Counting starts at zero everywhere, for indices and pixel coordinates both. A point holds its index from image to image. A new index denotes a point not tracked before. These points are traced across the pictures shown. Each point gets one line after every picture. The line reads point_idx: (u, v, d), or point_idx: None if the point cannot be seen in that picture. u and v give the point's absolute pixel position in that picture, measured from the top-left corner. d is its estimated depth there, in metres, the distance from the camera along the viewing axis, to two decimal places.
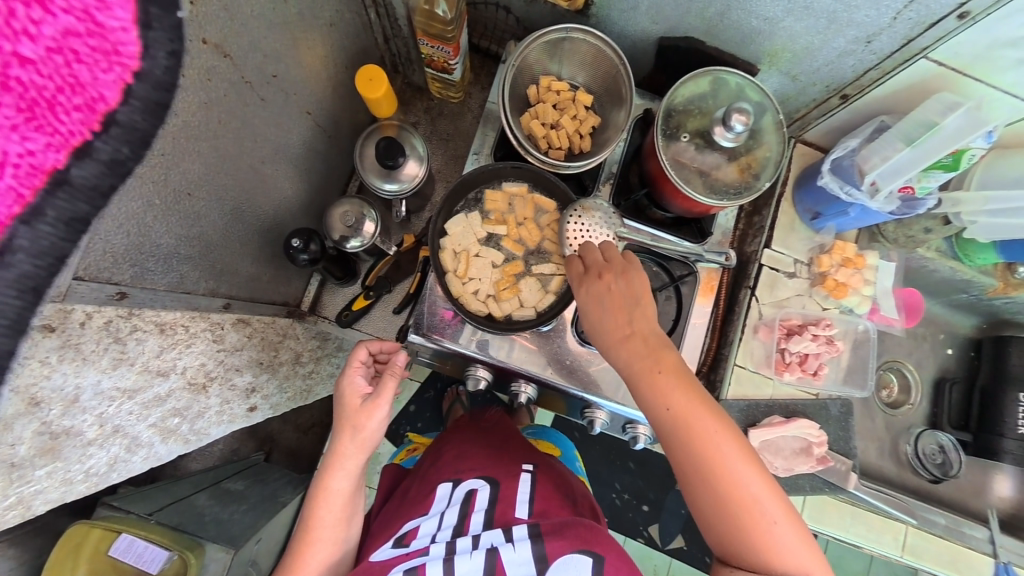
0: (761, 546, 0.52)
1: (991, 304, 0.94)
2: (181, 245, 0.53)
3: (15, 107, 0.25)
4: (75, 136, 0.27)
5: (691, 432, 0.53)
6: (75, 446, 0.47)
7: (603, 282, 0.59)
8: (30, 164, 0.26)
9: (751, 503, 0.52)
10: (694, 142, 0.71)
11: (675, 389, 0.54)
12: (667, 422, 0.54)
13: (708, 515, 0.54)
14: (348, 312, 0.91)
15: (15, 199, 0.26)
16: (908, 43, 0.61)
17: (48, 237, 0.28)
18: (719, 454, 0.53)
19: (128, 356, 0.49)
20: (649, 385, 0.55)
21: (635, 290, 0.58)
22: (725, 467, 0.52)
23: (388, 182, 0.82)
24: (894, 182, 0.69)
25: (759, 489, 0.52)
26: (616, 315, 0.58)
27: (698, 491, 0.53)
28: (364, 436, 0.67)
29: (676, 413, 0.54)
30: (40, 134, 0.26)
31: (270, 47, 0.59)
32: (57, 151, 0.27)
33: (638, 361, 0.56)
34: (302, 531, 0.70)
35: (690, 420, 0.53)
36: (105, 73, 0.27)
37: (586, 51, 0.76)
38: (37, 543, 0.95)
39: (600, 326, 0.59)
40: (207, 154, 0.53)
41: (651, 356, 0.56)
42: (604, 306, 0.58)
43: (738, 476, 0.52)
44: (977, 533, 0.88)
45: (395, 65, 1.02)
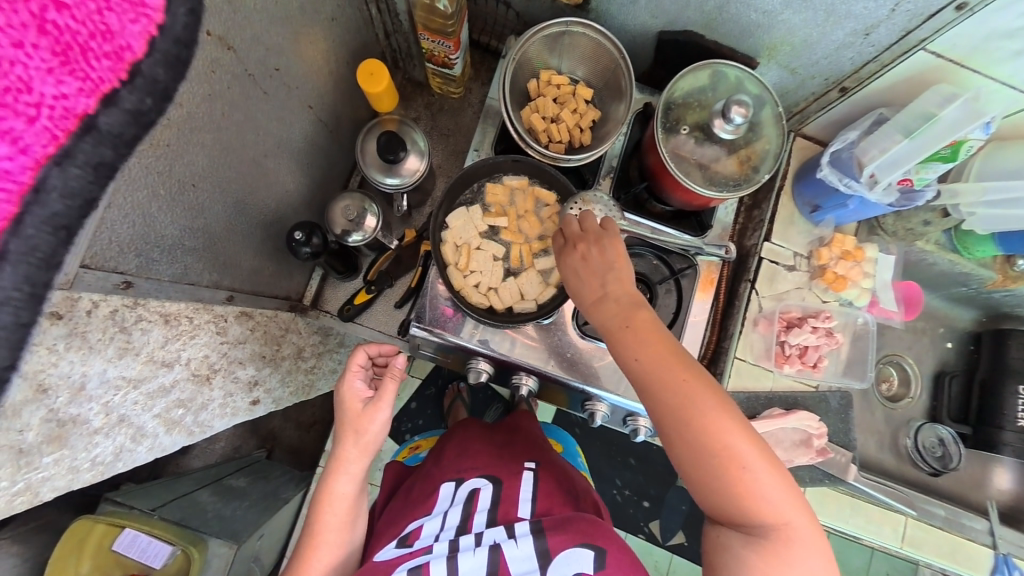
0: (743, 500, 0.51)
1: (990, 297, 0.94)
2: (185, 237, 0.54)
3: (50, 50, 0.30)
4: (104, 82, 0.33)
5: (667, 391, 0.53)
6: (81, 434, 0.48)
7: (579, 249, 0.60)
8: (62, 107, 0.31)
9: (732, 458, 0.51)
10: (693, 135, 0.72)
11: (648, 348, 0.54)
12: (641, 382, 0.55)
13: (690, 473, 0.53)
14: (349, 306, 0.92)
15: (50, 138, 0.31)
16: (906, 35, 0.62)
17: (71, 177, 0.34)
18: (698, 413, 0.52)
19: (133, 346, 0.50)
20: (622, 346, 0.55)
21: (609, 255, 0.58)
22: (704, 423, 0.52)
23: (390, 177, 0.82)
24: (892, 174, 0.69)
25: (741, 444, 0.51)
26: (590, 279, 0.58)
27: (678, 450, 0.53)
28: (366, 439, 0.68)
29: (650, 373, 0.54)
30: (73, 79, 0.31)
31: (272, 40, 0.60)
32: (87, 96, 0.32)
33: (612, 324, 0.56)
34: (307, 535, 0.70)
35: (665, 379, 0.53)
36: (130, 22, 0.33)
37: (586, 45, 0.76)
38: (41, 540, 0.95)
39: (576, 294, 0.60)
40: (210, 145, 0.54)
41: (624, 317, 0.56)
42: (579, 271, 0.59)
43: (717, 432, 0.51)
44: (977, 525, 0.88)
45: (395, 60, 1.02)
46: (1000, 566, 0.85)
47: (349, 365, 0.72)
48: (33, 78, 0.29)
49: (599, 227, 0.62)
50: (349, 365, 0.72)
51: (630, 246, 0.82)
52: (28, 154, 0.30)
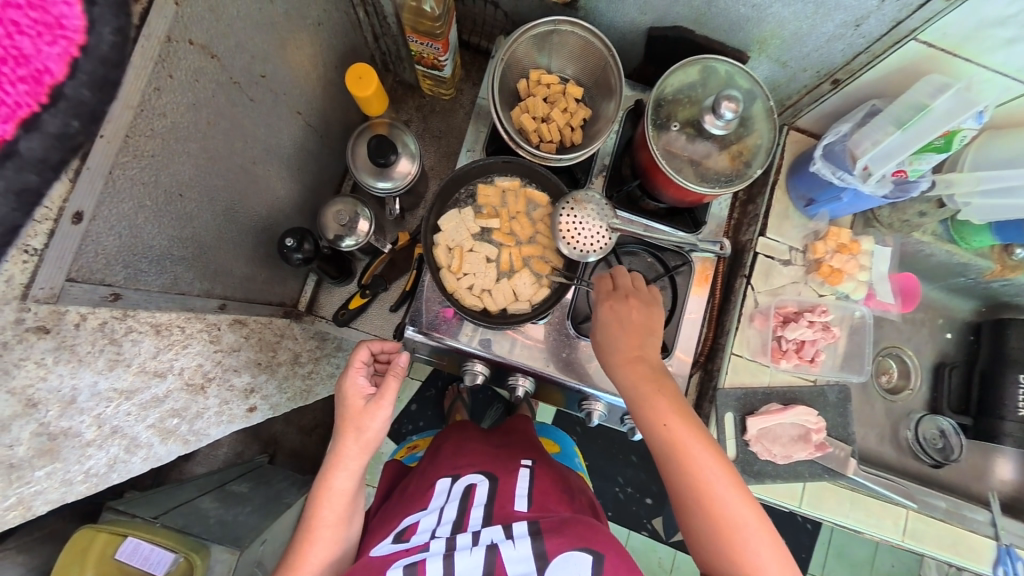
0: (740, 566, 0.57)
1: (989, 286, 0.94)
2: (174, 247, 0.54)
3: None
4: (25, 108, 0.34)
5: (687, 457, 0.59)
6: (73, 447, 0.48)
7: (629, 305, 0.66)
8: None
9: (737, 526, 0.57)
10: (684, 132, 0.71)
11: (675, 414, 0.60)
12: (658, 443, 0.60)
13: (697, 538, 0.59)
14: (344, 311, 0.92)
15: None
16: (897, 25, 0.61)
17: None
18: (706, 478, 0.58)
19: (124, 357, 0.50)
20: (644, 409, 0.61)
21: (653, 323, 0.65)
22: (716, 493, 0.58)
23: (381, 181, 0.82)
24: (886, 166, 0.68)
25: (745, 515, 0.57)
26: (632, 338, 0.64)
27: (691, 512, 0.59)
28: (367, 437, 0.68)
29: (673, 438, 0.59)
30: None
31: (257, 47, 0.59)
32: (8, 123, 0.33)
33: (642, 384, 0.62)
34: (304, 530, 0.70)
35: (687, 446, 0.59)
36: (50, 47, 0.34)
37: (575, 43, 0.75)
38: (45, 550, 0.96)
39: (611, 347, 0.64)
40: (197, 154, 0.53)
41: (655, 381, 0.62)
42: (621, 328, 0.64)
43: (724, 500, 0.58)
44: (979, 516, 0.87)
45: (385, 63, 1.02)
46: (1002, 558, 0.84)
47: (352, 362, 0.72)
48: None
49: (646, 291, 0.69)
50: (352, 361, 0.72)
51: (624, 244, 0.81)
52: None
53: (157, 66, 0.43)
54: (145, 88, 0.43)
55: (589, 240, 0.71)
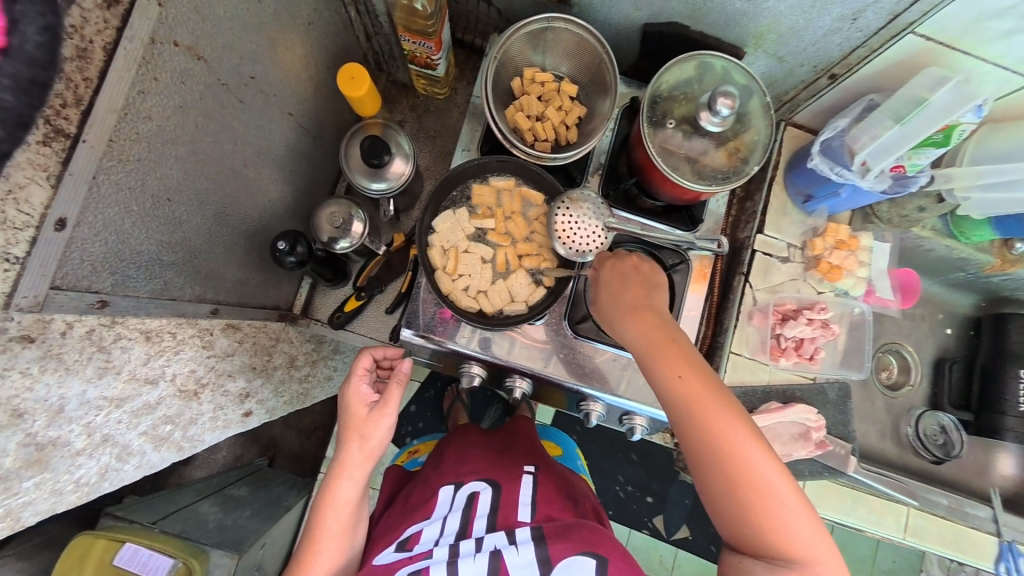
0: (770, 531, 0.53)
1: (989, 281, 0.93)
2: (162, 252, 0.53)
3: None
4: None
5: (705, 411, 0.54)
6: (62, 457, 0.47)
7: (630, 262, 0.67)
8: None
9: (762, 482, 0.53)
10: (680, 128, 0.70)
11: (688, 366, 0.56)
12: (674, 402, 0.56)
13: (719, 500, 0.55)
14: (339, 314, 0.90)
15: None
16: (894, 18, 0.60)
17: None
18: (730, 439, 0.54)
19: (113, 364, 0.49)
20: (656, 365, 0.57)
21: (657, 279, 0.66)
22: (739, 449, 0.54)
23: (375, 182, 0.81)
24: (884, 161, 0.68)
25: (774, 477, 0.54)
26: (634, 291, 0.63)
27: (712, 471, 0.55)
28: (371, 445, 0.67)
29: (689, 392, 0.55)
30: None
31: (245, 48, 0.58)
32: None
33: (651, 334, 0.58)
34: (308, 539, 0.70)
35: (704, 398, 0.55)
36: None
37: (568, 40, 0.74)
38: (44, 557, 0.95)
39: (615, 304, 0.63)
40: (184, 157, 0.52)
41: (664, 332, 0.58)
42: (624, 281, 0.64)
43: (751, 461, 0.54)
44: (981, 512, 0.87)
45: (378, 63, 1.01)
46: (1005, 554, 0.84)
47: (355, 369, 0.71)
48: None
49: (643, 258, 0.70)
50: (354, 369, 0.71)
51: (621, 243, 0.81)
52: None
53: (140, 69, 0.43)
54: (128, 91, 0.42)
55: (585, 240, 0.70)
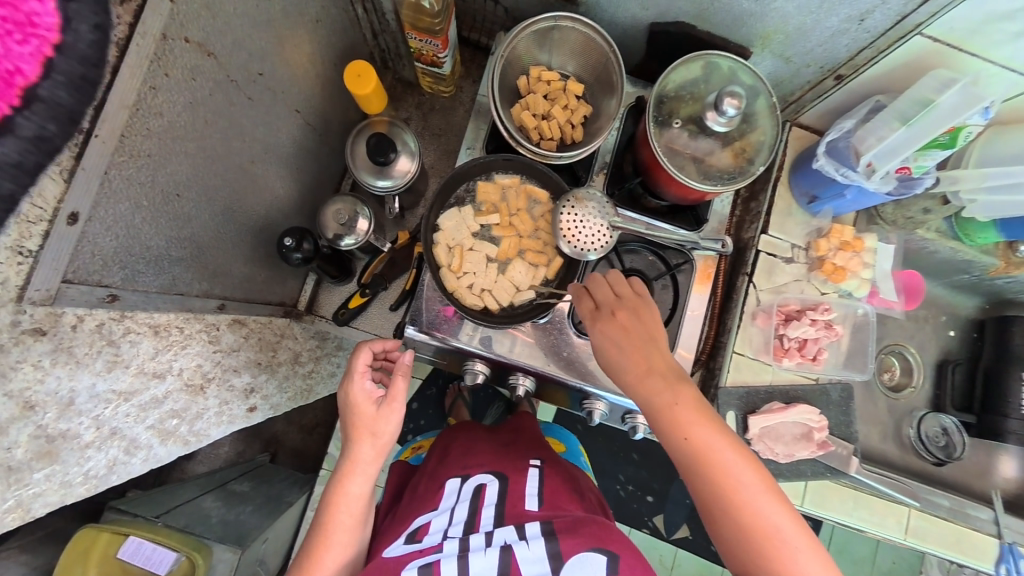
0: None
1: (993, 283, 0.93)
2: (171, 247, 0.54)
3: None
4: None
5: (713, 467, 0.57)
6: (72, 449, 0.47)
7: (616, 323, 0.64)
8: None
9: (770, 530, 0.56)
10: (686, 128, 0.70)
11: (695, 422, 0.59)
12: (685, 456, 0.59)
13: (733, 549, 0.58)
14: (344, 310, 0.91)
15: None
16: (902, 20, 0.60)
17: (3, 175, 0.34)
18: (739, 490, 0.57)
19: (122, 359, 0.49)
20: (668, 424, 0.59)
21: (650, 330, 0.64)
22: (749, 501, 0.56)
23: (380, 179, 0.81)
24: (890, 162, 0.68)
25: (786, 525, 0.56)
26: (633, 354, 0.62)
27: (723, 522, 0.57)
28: (382, 441, 0.68)
29: (699, 448, 0.58)
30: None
31: (254, 45, 0.59)
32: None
33: (657, 397, 0.60)
34: (318, 534, 0.69)
35: (712, 452, 0.58)
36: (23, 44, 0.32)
37: (575, 39, 0.75)
38: (48, 549, 0.96)
39: (618, 365, 0.63)
40: (193, 153, 0.53)
41: (671, 391, 0.60)
42: (623, 343, 0.63)
43: (761, 510, 0.56)
44: (982, 514, 0.87)
45: (384, 60, 1.01)
46: (1006, 555, 0.84)
47: (356, 366, 0.70)
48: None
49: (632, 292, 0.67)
50: (355, 367, 0.70)
51: (625, 242, 0.81)
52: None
53: (152, 65, 0.43)
54: (140, 88, 0.42)
55: (589, 238, 0.70)
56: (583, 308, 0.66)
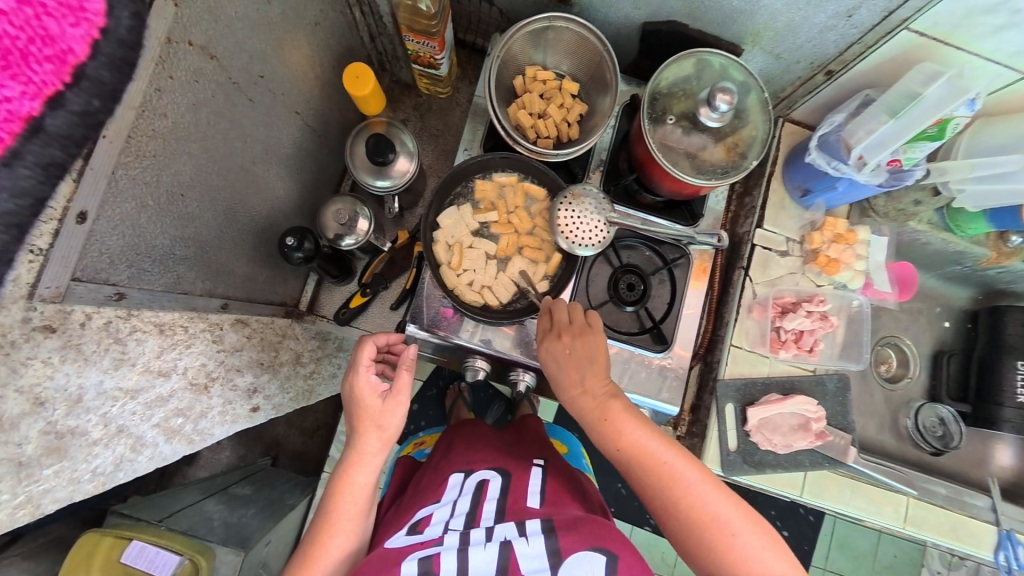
0: (737, 565, 0.57)
1: (985, 274, 0.95)
2: (176, 246, 0.55)
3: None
4: (47, 86, 0.29)
5: (647, 467, 0.60)
6: (80, 446, 0.48)
7: (562, 343, 0.66)
8: (7, 113, 0.28)
9: (709, 517, 0.58)
10: (680, 125, 0.72)
11: (626, 430, 0.62)
12: (621, 460, 0.62)
13: (683, 543, 0.60)
14: (345, 310, 0.92)
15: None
16: (888, 15, 0.62)
17: (28, 179, 0.30)
18: (677, 487, 0.59)
19: (129, 356, 0.50)
20: (601, 433, 0.63)
21: (592, 352, 0.65)
22: (689, 496, 0.59)
23: (380, 179, 0.82)
24: (880, 155, 0.69)
25: (729, 511, 0.58)
26: (572, 371, 0.65)
27: (667, 516, 0.60)
28: (388, 433, 0.70)
29: (626, 454, 0.61)
30: (15, 83, 0.28)
31: (255, 48, 0.60)
32: (31, 100, 0.28)
33: (590, 410, 0.64)
34: (322, 523, 0.70)
35: (644, 457, 0.60)
36: (73, 26, 0.29)
37: (569, 39, 0.76)
38: (50, 556, 0.96)
39: (559, 382, 0.67)
40: (197, 154, 0.54)
41: (602, 404, 0.63)
42: (565, 364, 0.66)
43: (703, 504, 0.58)
44: (979, 501, 0.88)
45: (382, 63, 1.03)
46: (1003, 543, 0.85)
47: (361, 360, 0.71)
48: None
49: (585, 320, 0.68)
50: (360, 361, 0.70)
51: (622, 238, 0.82)
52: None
53: (157, 67, 0.44)
54: (146, 89, 0.43)
55: (587, 234, 0.71)
56: (538, 328, 0.69)
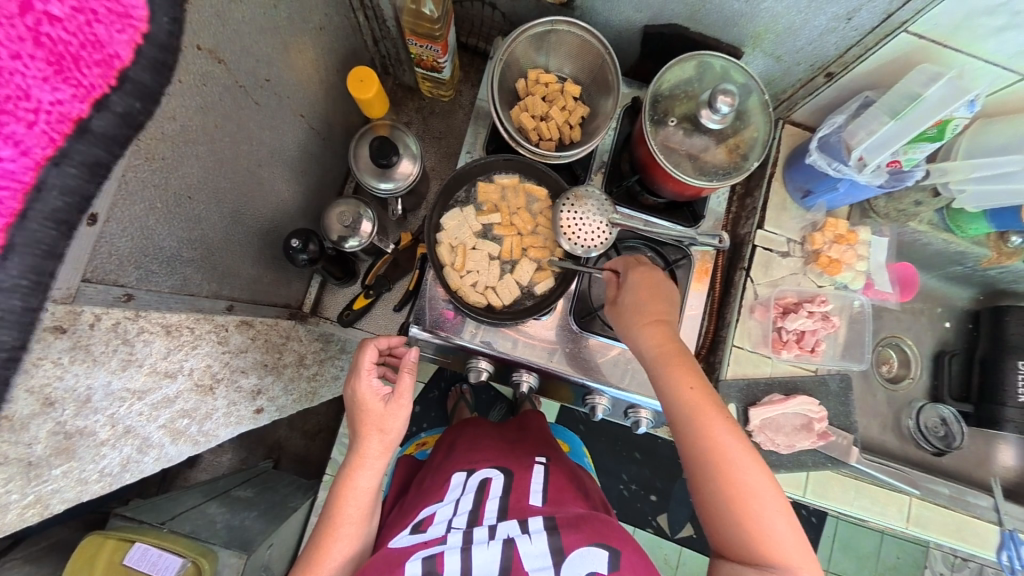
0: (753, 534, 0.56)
1: (986, 274, 0.95)
2: (183, 248, 0.55)
3: (45, 60, 0.29)
4: (95, 89, 0.33)
5: (701, 416, 0.58)
6: (88, 446, 0.48)
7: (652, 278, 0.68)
8: (59, 113, 0.31)
9: (750, 490, 0.56)
10: (681, 126, 0.72)
11: (688, 374, 0.60)
12: (675, 402, 0.59)
13: (711, 507, 0.58)
14: (348, 311, 0.92)
15: (48, 142, 0.31)
16: (888, 17, 0.62)
17: (72, 178, 0.34)
18: (722, 443, 0.57)
19: (136, 358, 0.50)
20: (662, 369, 0.61)
21: (671, 298, 0.67)
22: (734, 456, 0.57)
23: (383, 182, 0.83)
24: (880, 156, 0.69)
25: (761, 484, 0.56)
26: (654, 304, 0.66)
27: (703, 472, 0.58)
28: (390, 437, 0.70)
29: (695, 403, 0.59)
30: (66, 86, 0.31)
31: (262, 52, 0.60)
32: (81, 102, 0.32)
33: (658, 344, 0.63)
34: (326, 526, 0.70)
35: (705, 405, 0.59)
36: (119, 33, 0.33)
37: (572, 42, 0.77)
38: (52, 559, 0.96)
39: (630, 309, 0.66)
40: (204, 157, 0.54)
41: (670, 341, 0.62)
42: (646, 291, 0.67)
43: (742, 468, 0.57)
44: (983, 501, 0.88)
45: (385, 66, 1.04)
46: (1007, 542, 0.84)
47: (363, 363, 0.71)
48: (31, 88, 0.29)
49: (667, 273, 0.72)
50: (361, 364, 0.71)
51: (624, 239, 0.83)
52: (29, 155, 0.30)
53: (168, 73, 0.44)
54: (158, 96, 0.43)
55: (590, 236, 0.71)
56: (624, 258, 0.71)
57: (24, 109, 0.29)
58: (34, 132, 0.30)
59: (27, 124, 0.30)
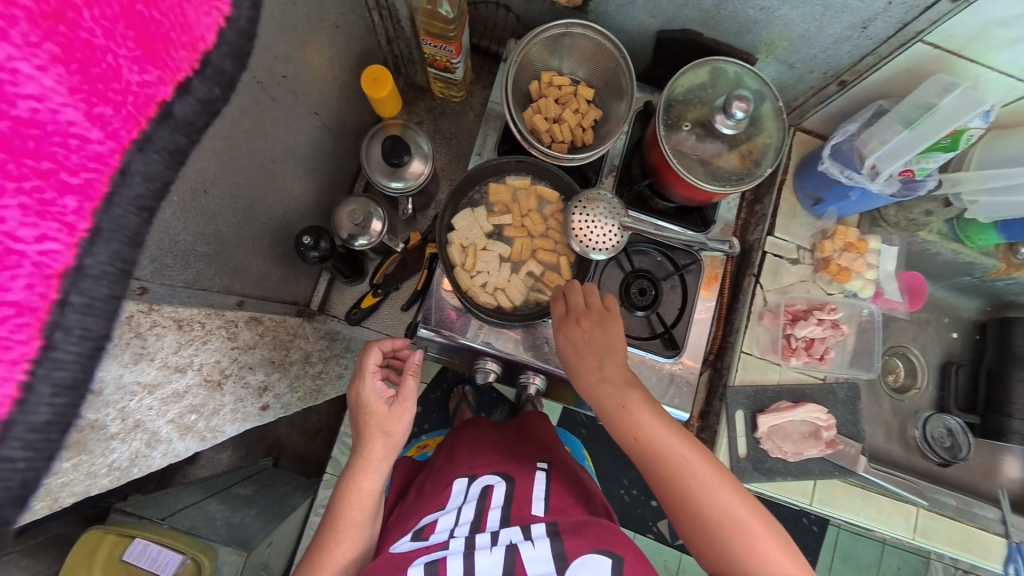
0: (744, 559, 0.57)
1: (995, 286, 0.94)
2: (197, 242, 0.55)
3: (130, 39, 0.20)
4: (181, 72, 0.21)
5: (661, 462, 0.59)
6: (98, 440, 0.48)
7: (580, 328, 0.66)
8: (145, 98, 0.20)
9: (726, 520, 0.57)
10: (694, 132, 0.72)
11: (644, 421, 0.60)
12: (638, 452, 0.60)
13: (699, 543, 0.59)
14: (356, 310, 0.92)
15: (130, 125, 0.20)
16: (904, 27, 0.62)
17: (157, 166, 0.21)
18: (690, 480, 0.58)
19: (148, 351, 0.50)
20: (617, 426, 0.61)
21: (609, 340, 0.65)
22: (701, 489, 0.58)
23: (394, 181, 0.83)
24: (893, 165, 0.70)
25: (737, 510, 0.57)
26: (591, 358, 0.64)
27: (679, 512, 0.59)
28: (395, 440, 0.69)
29: (649, 451, 0.60)
30: (153, 68, 0.20)
31: (279, 49, 0.60)
32: (166, 84, 0.21)
33: (608, 400, 0.62)
34: (330, 530, 0.70)
35: (664, 450, 0.59)
36: (205, 13, 0.21)
37: (586, 46, 0.77)
38: (50, 554, 0.95)
39: (577, 368, 0.66)
40: (220, 152, 0.54)
41: (620, 394, 0.62)
42: (585, 345, 0.65)
43: (715, 500, 0.58)
44: (988, 513, 0.87)
45: (397, 66, 1.04)
46: (1013, 555, 0.84)
47: (367, 366, 0.71)
48: (118, 68, 0.20)
49: (602, 305, 0.68)
50: (366, 367, 0.70)
51: (634, 243, 0.82)
52: (111, 141, 0.20)
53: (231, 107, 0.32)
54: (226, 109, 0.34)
55: (601, 238, 0.71)
56: (554, 312, 0.69)
57: (110, 93, 0.20)
58: (120, 116, 0.20)
59: (110, 107, 0.20)
